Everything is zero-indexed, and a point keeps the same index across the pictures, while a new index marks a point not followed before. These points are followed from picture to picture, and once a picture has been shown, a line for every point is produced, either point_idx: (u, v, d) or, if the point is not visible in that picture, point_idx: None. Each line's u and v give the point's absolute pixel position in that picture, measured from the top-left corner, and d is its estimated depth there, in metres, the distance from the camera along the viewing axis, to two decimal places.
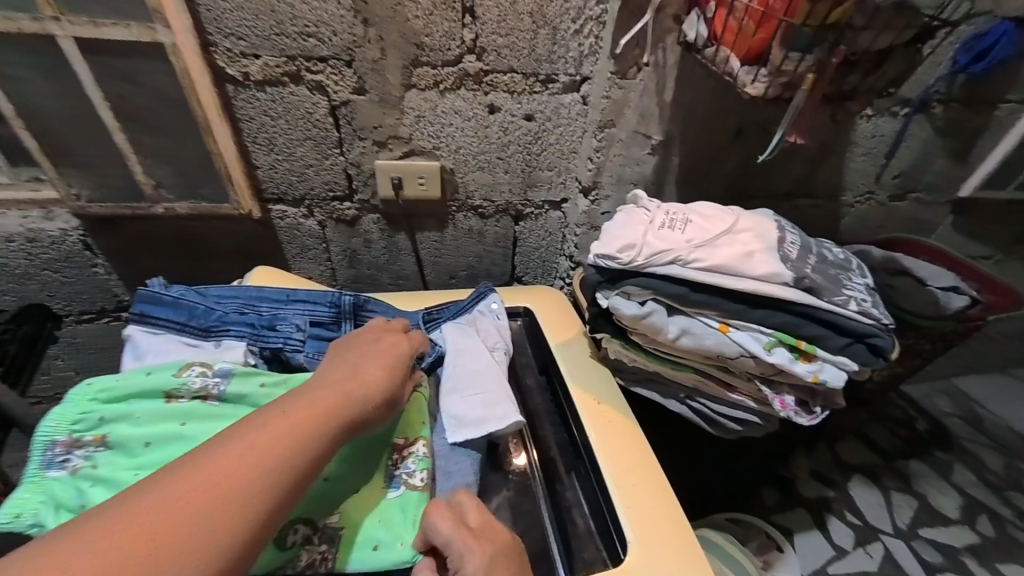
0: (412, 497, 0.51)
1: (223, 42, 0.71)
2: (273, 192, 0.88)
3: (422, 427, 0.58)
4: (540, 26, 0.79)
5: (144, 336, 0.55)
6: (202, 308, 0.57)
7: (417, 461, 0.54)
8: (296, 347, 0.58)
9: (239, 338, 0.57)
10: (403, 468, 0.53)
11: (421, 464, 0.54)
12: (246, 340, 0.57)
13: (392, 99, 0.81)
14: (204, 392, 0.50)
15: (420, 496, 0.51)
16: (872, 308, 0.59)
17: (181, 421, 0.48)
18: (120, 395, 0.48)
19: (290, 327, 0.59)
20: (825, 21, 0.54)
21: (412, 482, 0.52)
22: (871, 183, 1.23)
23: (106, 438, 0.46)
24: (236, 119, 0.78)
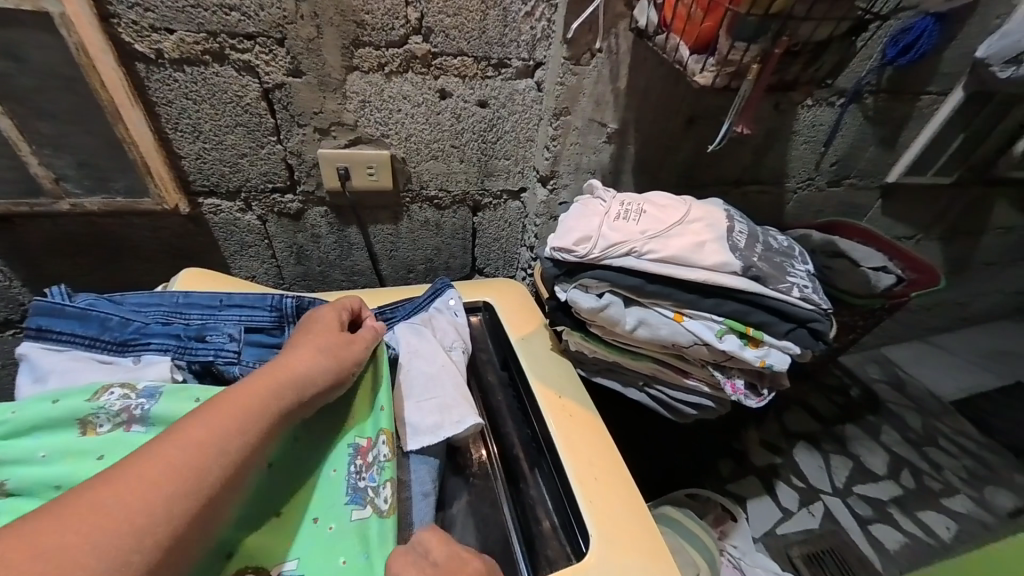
0: (376, 520, 0.47)
1: (127, 14, 0.62)
2: (202, 184, 0.80)
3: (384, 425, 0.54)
4: (490, 7, 0.75)
5: (44, 354, 0.48)
6: (116, 318, 0.51)
7: (381, 471, 0.50)
8: (230, 359, 0.53)
9: (163, 351, 0.52)
10: (367, 482, 0.49)
11: (385, 476, 0.50)
12: (172, 353, 0.52)
13: (332, 82, 0.75)
14: (126, 417, 0.45)
15: (386, 518, 0.47)
16: (812, 293, 0.61)
17: (100, 454, 0.42)
18: (20, 430, 0.42)
19: (223, 338, 0.54)
20: (768, 10, 0.54)
21: (377, 501, 0.48)
22: (812, 170, 1.30)
23: (3, 486, 0.39)
24: (151, 102, 0.69)
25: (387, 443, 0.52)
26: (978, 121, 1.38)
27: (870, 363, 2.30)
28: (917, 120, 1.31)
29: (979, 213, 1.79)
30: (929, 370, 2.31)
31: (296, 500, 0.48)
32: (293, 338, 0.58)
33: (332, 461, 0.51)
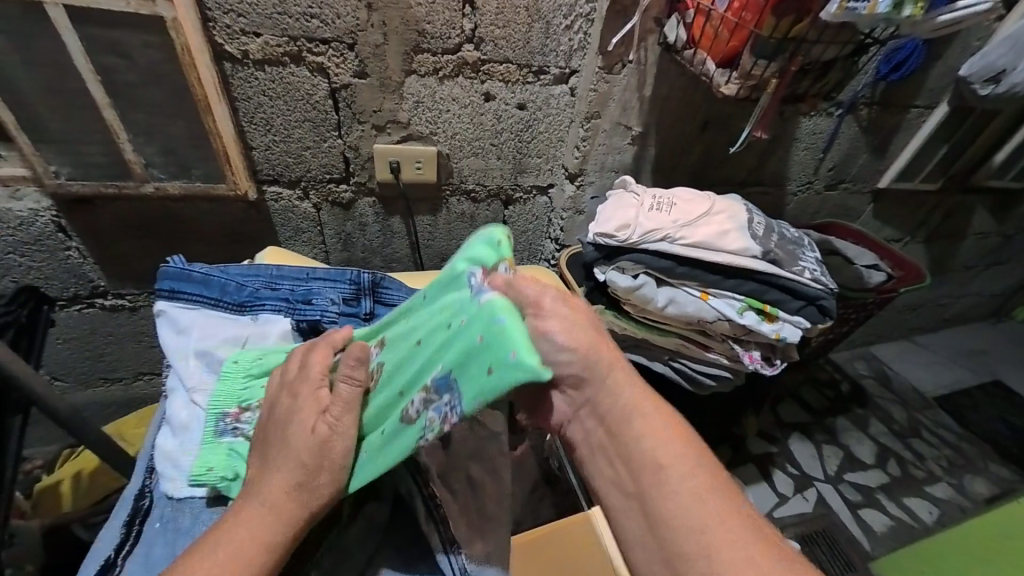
0: (499, 305, 0.43)
1: (222, 19, 0.69)
2: (268, 173, 0.87)
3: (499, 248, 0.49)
4: (535, 20, 0.84)
5: (181, 311, 0.59)
6: (233, 284, 0.61)
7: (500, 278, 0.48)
8: (331, 319, 0.63)
9: (276, 312, 0.62)
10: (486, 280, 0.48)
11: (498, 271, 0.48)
12: (284, 313, 0.62)
13: (392, 84, 0.84)
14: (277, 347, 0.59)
15: (505, 305, 0.44)
16: (821, 276, 0.71)
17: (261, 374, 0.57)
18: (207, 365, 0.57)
19: (324, 302, 0.64)
20: (786, 34, 0.65)
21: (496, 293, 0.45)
22: (810, 174, 1.41)
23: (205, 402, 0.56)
24: (232, 97, 0.76)
25: (508, 265, 0.48)
26: (960, 133, 1.50)
27: (859, 359, 2.42)
28: (905, 130, 1.42)
29: (960, 218, 1.92)
30: (913, 366, 2.44)
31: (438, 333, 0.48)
32: (368, 308, 0.66)
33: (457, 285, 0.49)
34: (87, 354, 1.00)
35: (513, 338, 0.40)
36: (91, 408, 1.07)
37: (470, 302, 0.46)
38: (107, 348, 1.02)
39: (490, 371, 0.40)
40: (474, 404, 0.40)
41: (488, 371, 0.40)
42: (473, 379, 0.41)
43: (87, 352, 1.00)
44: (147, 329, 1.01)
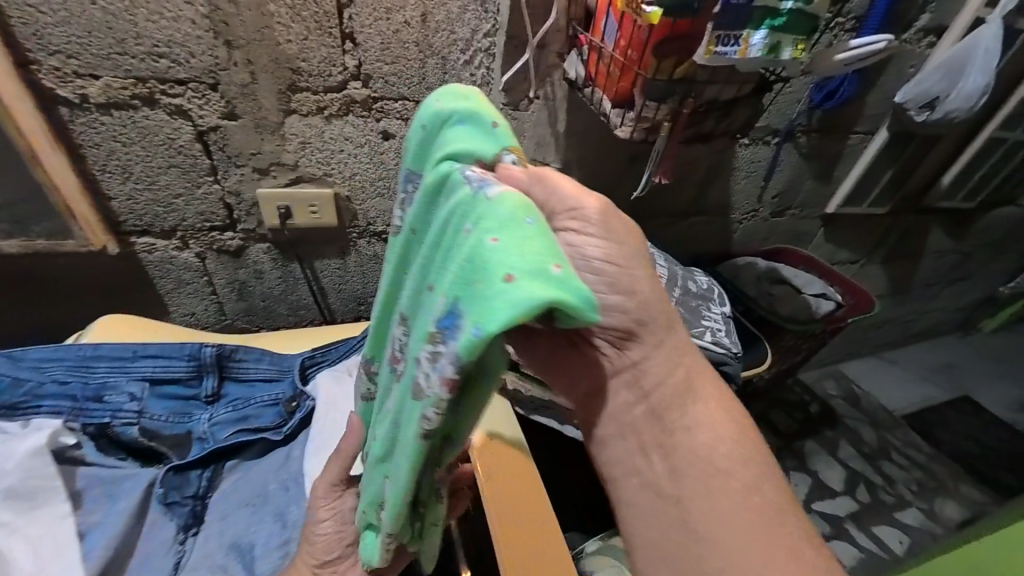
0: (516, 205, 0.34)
1: (48, 61, 0.61)
2: (134, 224, 0.78)
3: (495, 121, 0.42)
4: (428, 55, 0.78)
5: None
6: (11, 379, 0.63)
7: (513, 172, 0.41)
8: (126, 420, 0.67)
9: (55, 412, 0.65)
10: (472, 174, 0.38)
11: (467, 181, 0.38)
12: (65, 414, 0.65)
13: (270, 124, 0.76)
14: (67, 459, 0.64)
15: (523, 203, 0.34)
16: (724, 337, 0.65)
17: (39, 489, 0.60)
18: None
19: (121, 397, 0.68)
20: (672, 75, 0.59)
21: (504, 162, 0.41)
22: (755, 202, 1.36)
23: None
24: (76, 145, 0.68)
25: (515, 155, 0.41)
26: (906, 156, 1.49)
27: (827, 379, 2.38)
28: (848, 156, 1.40)
29: (915, 238, 1.91)
30: (882, 384, 2.41)
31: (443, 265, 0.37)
32: (210, 385, 0.72)
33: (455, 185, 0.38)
34: None
35: (544, 237, 0.33)
36: None
37: (465, 203, 0.36)
38: None
39: (509, 276, 0.30)
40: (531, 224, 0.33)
41: (504, 279, 0.30)
42: (485, 268, 0.32)
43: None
44: None
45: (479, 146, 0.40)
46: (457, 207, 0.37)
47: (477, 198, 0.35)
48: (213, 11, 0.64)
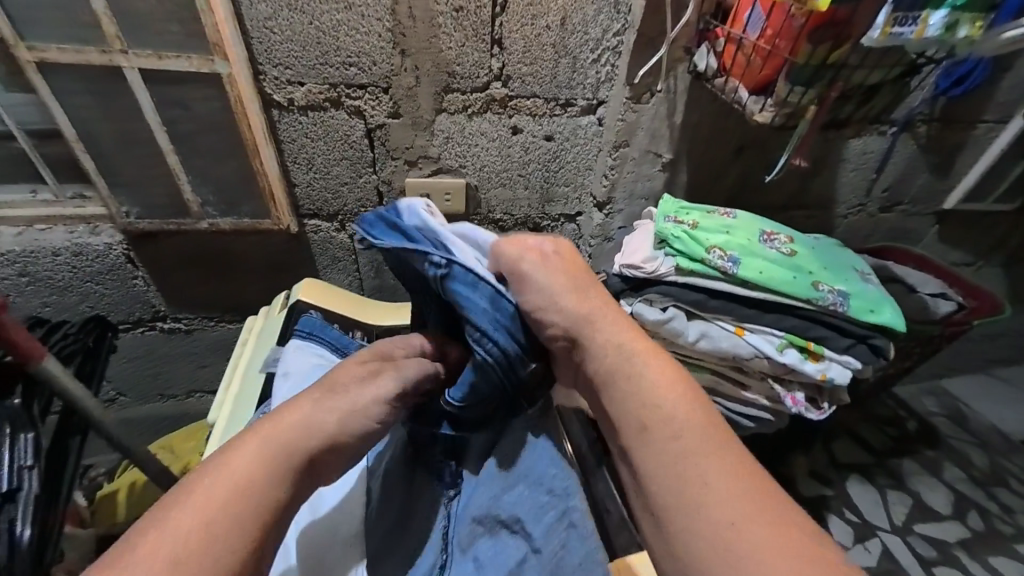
0: (880, 295, 0.64)
1: (271, 72, 0.75)
2: (308, 208, 0.93)
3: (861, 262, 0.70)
4: (562, 56, 0.85)
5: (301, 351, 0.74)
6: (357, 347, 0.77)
7: (865, 270, 0.68)
8: None
9: None
10: (864, 273, 0.67)
11: (868, 269, 0.68)
12: None
13: (423, 122, 0.87)
14: None
15: (887, 295, 0.64)
16: (871, 311, 0.62)
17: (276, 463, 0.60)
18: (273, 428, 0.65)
19: None
20: (824, 60, 0.61)
21: (872, 281, 0.67)
22: (862, 196, 1.31)
23: None
24: (279, 141, 0.83)
25: (871, 274, 0.68)
26: None
27: (926, 395, 2.07)
28: (971, 148, 1.30)
29: None
30: (1006, 406, 2.06)
31: (736, 237, 0.67)
32: None
33: (775, 228, 0.70)
34: (148, 372, 1.10)
35: (894, 308, 0.63)
36: (146, 424, 1.15)
37: (858, 281, 0.65)
38: (162, 367, 1.10)
39: (872, 312, 0.62)
40: (856, 302, 0.62)
41: (871, 311, 0.62)
42: (862, 309, 0.62)
43: (136, 367, 1.09)
44: (197, 351, 1.09)
45: (853, 256, 0.70)
46: (843, 265, 0.67)
47: (859, 279, 0.65)
48: (396, 26, 0.76)
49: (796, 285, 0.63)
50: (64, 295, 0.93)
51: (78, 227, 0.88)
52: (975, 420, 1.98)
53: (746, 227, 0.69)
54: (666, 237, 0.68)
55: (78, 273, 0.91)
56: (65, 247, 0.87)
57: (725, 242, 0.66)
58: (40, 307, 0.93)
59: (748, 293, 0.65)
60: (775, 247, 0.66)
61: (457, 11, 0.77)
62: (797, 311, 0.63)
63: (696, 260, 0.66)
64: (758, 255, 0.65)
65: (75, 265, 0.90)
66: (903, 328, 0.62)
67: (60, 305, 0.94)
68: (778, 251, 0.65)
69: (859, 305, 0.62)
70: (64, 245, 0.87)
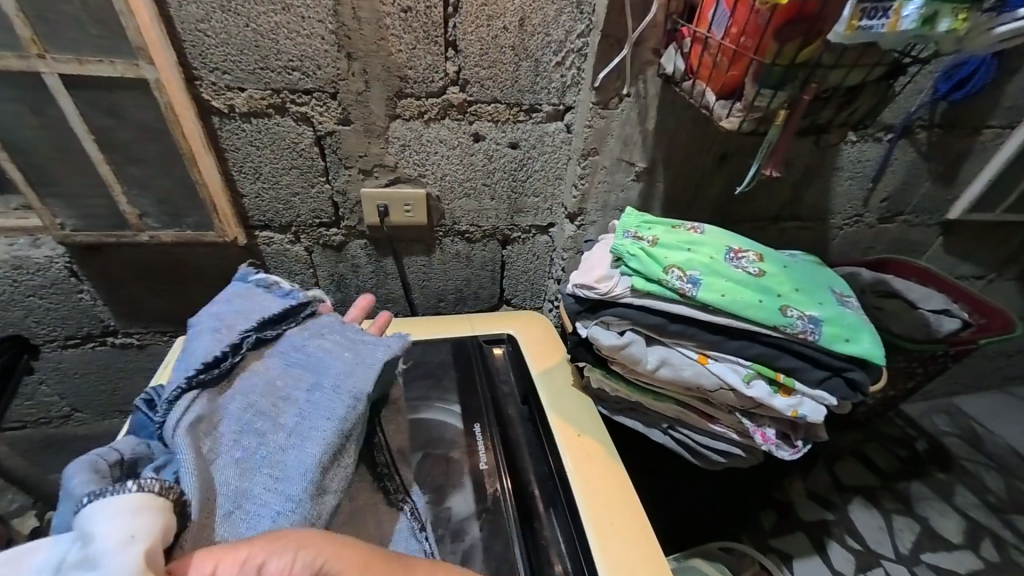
0: (860, 322, 0.57)
1: (208, 77, 0.72)
2: (259, 219, 0.88)
3: (843, 285, 0.63)
4: (523, 59, 0.80)
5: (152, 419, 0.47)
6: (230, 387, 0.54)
7: (846, 294, 0.61)
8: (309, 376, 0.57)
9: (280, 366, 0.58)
10: (844, 297, 0.60)
11: (848, 291, 0.61)
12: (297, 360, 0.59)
13: (377, 129, 0.83)
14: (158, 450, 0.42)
15: (868, 323, 0.57)
16: (849, 340, 0.55)
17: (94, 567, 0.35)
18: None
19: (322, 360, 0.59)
20: (793, 60, 0.55)
21: (852, 306, 0.59)
22: (859, 207, 1.23)
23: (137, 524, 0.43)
24: (222, 149, 0.79)
25: (854, 298, 0.61)
26: None
27: (937, 414, 1.95)
28: (977, 155, 1.22)
29: None
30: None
31: (699, 254, 0.61)
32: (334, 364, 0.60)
33: (745, 244, 0.63)
34: (101, 388, 1.06)
35: (876, 336, 0.56)
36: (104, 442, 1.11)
37: (835, 305, 0.58)
38: (117, 383, 1.06)
39: (848, 341, 0.55)
40: (831, 330, 0.55)
41: (848, 340, 0.55)
42: (837, 337, 0.55)
43: (88, 382, 1.04)
44: (152, 367, 1.04)
45: (835, 279, 0.63)
46: (819, 288, 0.60)
47: (837, 303, 0.58)
48: (339, 27, 0.71)
49: (762, 309, 0.56)
50: (8, 310, 0.89)
51: (19, 239, 0.84)
52: (990, 441, 1.86)
53: (714, 244, 0.62)
54: (622, 254, 0.62)
55: (20, 287, 0.87)
56: (4, 260, 0.83)
57: (685, 259, 0.60)
58: None
59: (710, 316, 0.58)
60: (742, 266, 0.60)
61: (405, 11, 0.72)
62: (762, 337, 0.57)
63: (653, 280, 0.59)
64: (722, 275, 0.58)
65: (16, 278, 0.86)
66: (884, 361, 0.55)
67: (3, 320, 0.90)
68: (745, 270, 0.59)
69: (835, 333, 0.55)
70: (3, 258, 0.83)
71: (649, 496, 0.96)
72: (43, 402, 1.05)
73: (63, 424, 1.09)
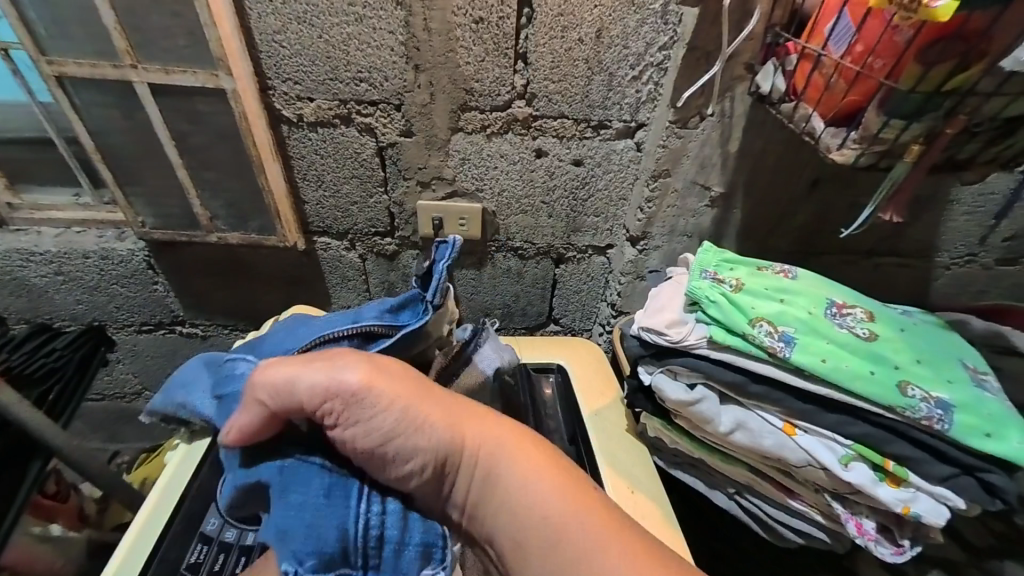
0: (1004, 411, 0.47)
1: (281, 87, 0.73)
2: (318, 225, 0.89)
3: (975, 359, 0.53)
4: (596, 73, 0.74)
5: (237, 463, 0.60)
6: None
7: (980, 371, 0.51)
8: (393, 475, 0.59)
9: None
10: (978, 375, 0.51)
11: (984, 368, 0.52)
12: None
13: (437, 141, 0.81)
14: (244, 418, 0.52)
15: (1014, 413, 0.47)
16: (986, 433, 0.45)
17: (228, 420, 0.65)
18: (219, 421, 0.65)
19: None
20: (940, 87, 0.46)
21: (990, 388, 0.49)
22: (974, 246, 1.01)
23: None
24: (288, 156, 0.80)
25: (991, 378, 0.51)
26: None
27: None
28: None
29: None
30: None
31: (795, 306, 0.53)
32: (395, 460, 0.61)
33: (849, 296, 0.55)
34: (166, 372, 1.13)
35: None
36: None
37: (969, 386, 0.48)
38: None
39: (989, 435, 0.45)
40: (965, 421, 0.46)
41: (989, 435, 0.45)
42: (971, 429, 0.45)
43: (156, 365, 1.11)
44: None
45: (966, 353, 0.53)
46: (949, 362, 0.50)
47: (970, 383, 0.49)
48: (409, 39, 0.69)
49: (873, 382, 0.48)
50: (95, 295, 0.97)
51: (109, 232, 0.91)
52: None
53: (811, 294, 0.54)
54: (700, 299, 0.55)
55: (105, 275, 0.94)
56: (93, 250, 0.90)
57: (778, 311, 0.52)
58: (74, 305, 0.98)
59: (805, 383, 0.50)
60: (847, 326, 0.51)
61: (477, 22, 0.69)
62: (870, 416, 0.48)
63: (736, 334, 0.52)
64: (822, 333, 0.51)
65: (102, 268, 0.93)
66: None
67: (91, 304, 0.98)
68: (851, 332, 0.51)
69: (968, 422, 0.46)
70: (93, 248, 0.90)
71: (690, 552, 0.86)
72: (119, 380, 1.13)
73: (135, 400, 1.18)
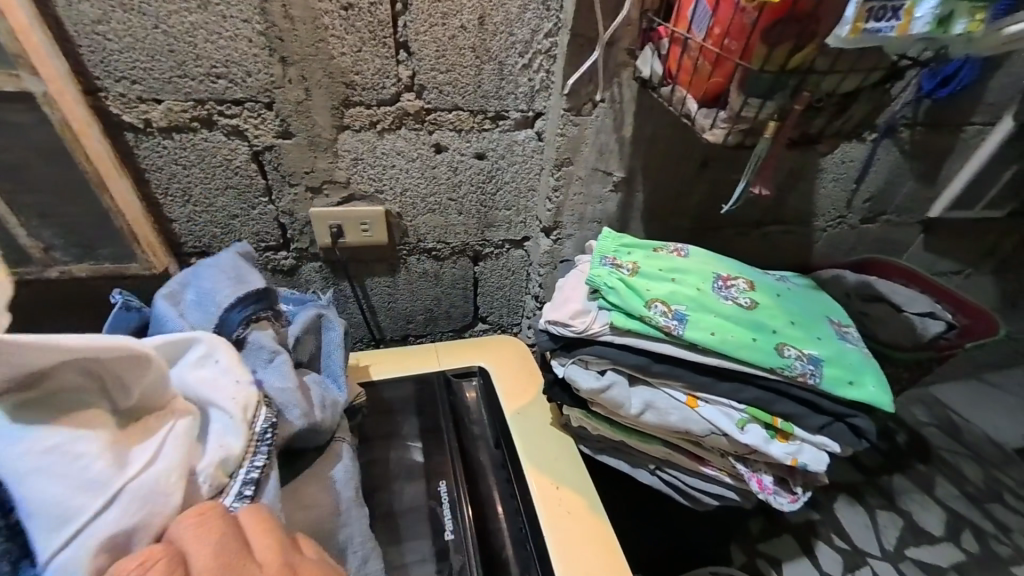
0: (864, 358, 0.52)
1: (114, 87, 0.62)
2: (194, 246, 0.78)
3: (841, 315, 0.58)
4: (485, 61, 0.71)
5: None
6: None
7: (845, 324, 0.57)
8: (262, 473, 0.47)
9: None
10: (844, 329, 0.56)
11: (848, 322, 0.57)
12: None
13: (322, 142, 0.73)
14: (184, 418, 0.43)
15: (871, 358, 0.53)
16: (851, 381, 0.50)
17: None
18: None
19: None
20: (785, 66, 0.49)
21: (854, 339, 0.55)
22: (843, 208, 1.14)
23: None
24: (140, 169, 0.69)
25: (854, 330, 0.57)
26: None
27: None
28: (957, 155, 1.10)
29: None
30: None
31: (687, 283, 0.55)
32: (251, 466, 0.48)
33: (734, 269, 0.58)
34: None
35: (880, 373, 0.52)
36: None
37: (834, 340, 0.53)
38: None
39: (852, 383, 0.50)
40: (833, 373, 0.50)
41: (852, 382, 0.50)
42: (838, 380, 0.50)
43: None
44: None
45: (834, 310, 0.58)
46: (818, 320, 0.55)
47: (837, 338, 0.54)
48: (269, 28, 0.62)
49: (756, 348, 0.51)
50: None
51: None
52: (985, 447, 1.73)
53: (700, 270, 0.57)
54: (600, 286, 0.55)
55: None
56: None
57: (670, 291, 0.54)
58: None
59: (700, 356, 0.52)
60: (733, 297, 0.54)
61: (346, 8, 0.63)
62: (757, 381, 0.51)
63: (635, 317, 0.53)
64: (711, 307, 0.53)
65: None
66: (892, 406, 0.50)
67: None
68: (736, 303, 0.54)
69: (836, 374, 0.50)
70: None
71: (629, 527, 0.88)
72: None
73: None
